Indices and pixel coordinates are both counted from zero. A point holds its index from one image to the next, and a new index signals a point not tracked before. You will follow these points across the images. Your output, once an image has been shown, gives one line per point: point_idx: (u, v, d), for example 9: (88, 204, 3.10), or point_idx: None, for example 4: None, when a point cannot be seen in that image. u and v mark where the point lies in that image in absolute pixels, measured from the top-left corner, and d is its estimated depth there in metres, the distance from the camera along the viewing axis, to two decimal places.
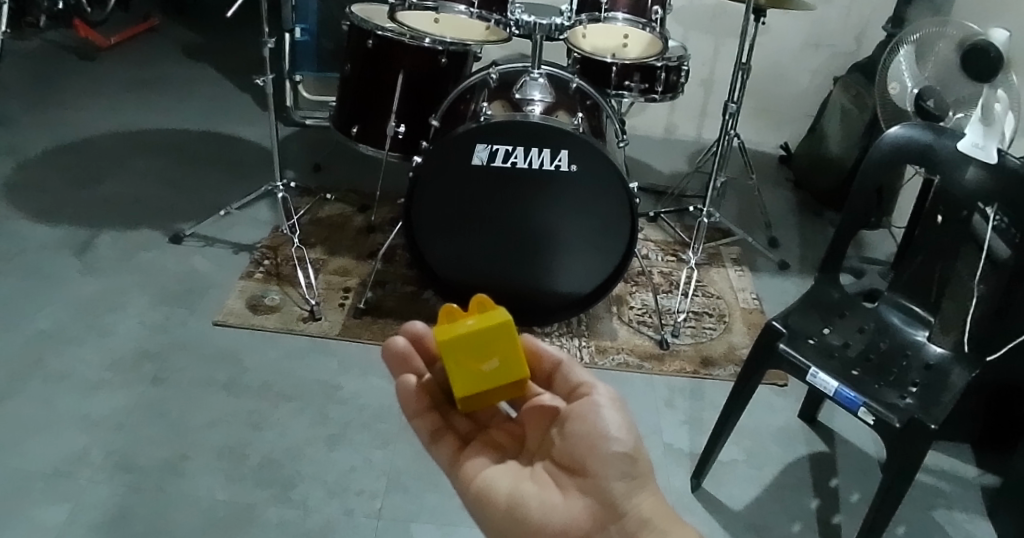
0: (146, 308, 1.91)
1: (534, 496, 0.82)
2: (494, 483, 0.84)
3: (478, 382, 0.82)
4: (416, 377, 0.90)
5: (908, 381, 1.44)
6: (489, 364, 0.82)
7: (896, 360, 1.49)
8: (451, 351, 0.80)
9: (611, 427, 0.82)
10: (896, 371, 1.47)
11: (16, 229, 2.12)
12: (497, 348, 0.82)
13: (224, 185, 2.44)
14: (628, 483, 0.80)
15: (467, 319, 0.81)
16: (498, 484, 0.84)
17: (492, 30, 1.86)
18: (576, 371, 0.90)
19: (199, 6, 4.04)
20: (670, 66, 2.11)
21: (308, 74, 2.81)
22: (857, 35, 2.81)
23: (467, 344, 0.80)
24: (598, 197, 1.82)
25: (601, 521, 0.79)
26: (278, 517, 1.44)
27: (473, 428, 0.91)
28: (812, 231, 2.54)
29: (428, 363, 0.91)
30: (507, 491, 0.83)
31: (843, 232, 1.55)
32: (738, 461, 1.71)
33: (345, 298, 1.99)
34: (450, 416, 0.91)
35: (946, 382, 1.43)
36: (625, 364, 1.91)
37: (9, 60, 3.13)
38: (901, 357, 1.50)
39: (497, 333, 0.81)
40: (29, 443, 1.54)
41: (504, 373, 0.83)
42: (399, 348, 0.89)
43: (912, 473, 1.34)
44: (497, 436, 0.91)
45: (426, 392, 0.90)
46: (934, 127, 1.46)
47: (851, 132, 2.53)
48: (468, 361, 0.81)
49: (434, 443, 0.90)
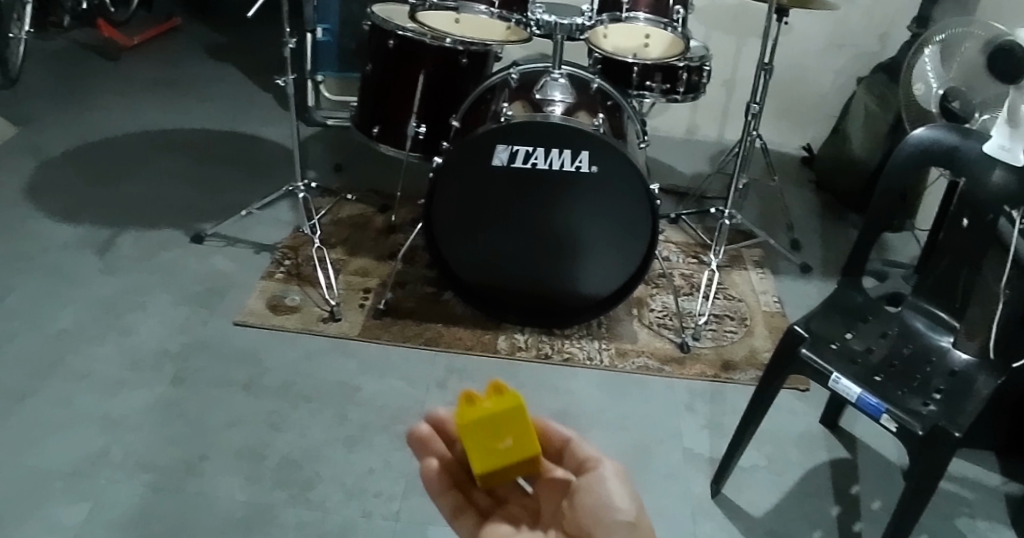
0: (167, 308, 1.91)
1: None
2: None
3: (493, 463, 0.77)
4: (438, 459, 0.85)
5: (932, 388, 1.41)
6: (504, 443, 0.77)
7: (920, 367, 1.46)
8: (467, 434, 0.76)
9: (618, 499, 0.78)
10: (920, 378, 1.43)
11: (39, 228, 2.13)
12: (512, 427, 0.77)
13: (245, 185, 2.44)
14: None
15: (484, 400, 0.78)
16: None
17: (513, 30, 1.83)
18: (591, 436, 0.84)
19: (221, 6, 4.06)
20: (691, 66, 2.08)
21: (329, 74, 2.79)
22: (881, 35, 2.78)
23: (484, 424, 0.76)
24: (619, 197, 1.79)
25: None
26: (295, 519, 1.43)
27: (492, 503, 0.85)
28: (834, 233, 2.50)
29: (450, 444, 0.86)
30: None
31: (868, 234, 1.52)
32: (758, 467, 1.69)
33: (365, 299, 1.99)
34: (471, 491, 0.85)
35: (970, 391, 1.40)
36: (645, 367, 1.89)
37: (34, 60, 3.16)
38: (924, 364, 1.47)
39: (514, 413, 0.77)
40: (49, 442, 1.54)
41: (519, 453, 0.77)
42: (422, 432, 0.85)
43: (937, 480, 1.31)
44: (516, 512, 0.85)
45: (447, 472, 0.85)
46: (961, 129, 1.44)
47: (875, 134, 2.50)
48: (486, 440, 0.77)
49: (455, 521, 0.84)
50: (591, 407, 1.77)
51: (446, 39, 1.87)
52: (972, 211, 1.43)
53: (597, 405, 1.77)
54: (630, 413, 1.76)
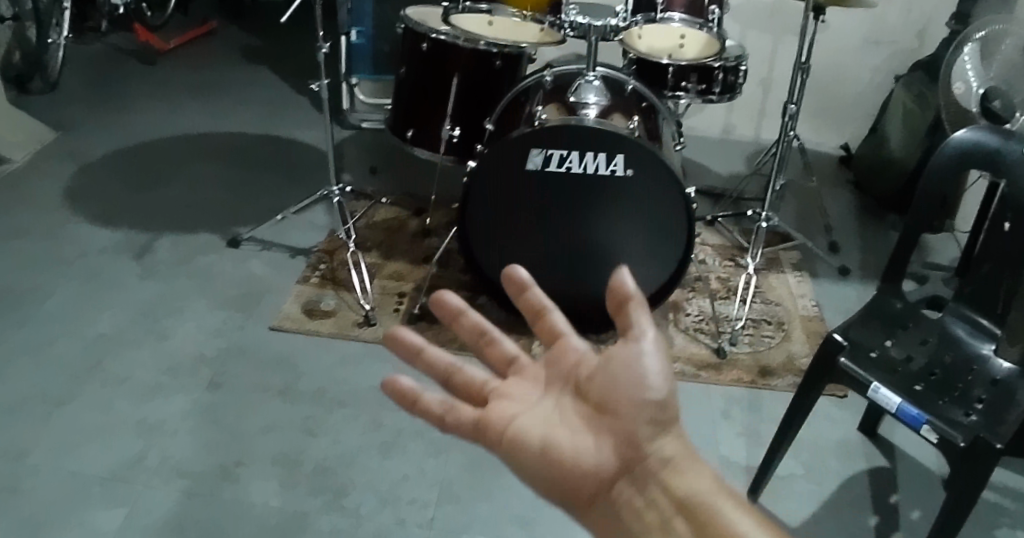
0: (204, 313, 1.91)
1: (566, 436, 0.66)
2: (525, 428, 0.68)
3: None
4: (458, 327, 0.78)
5: (973, 397, 1.35)
6: None
7: (962, 375, 1.40)
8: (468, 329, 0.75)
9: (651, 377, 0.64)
10: (961, 386, 1.37)
11: (79, 233, 2.15)
12: None
13: (279, 189, 2.45)
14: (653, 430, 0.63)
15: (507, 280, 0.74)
16: (530, 428, 0.68)
17: (546, 32, 1.85)
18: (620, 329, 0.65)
19: (256, 10, 4.08)
20: (727, 66, 2.02)
21: (364, 77, 2.82)
22: (919, 32, 2.72)
23: None
24: (654, 201, 1.76)
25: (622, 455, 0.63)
26: (329, 525, 1.42)
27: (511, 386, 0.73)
28: (872, 235, 2.45)
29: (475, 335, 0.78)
30: (539, 437, 0.67)
31: (906, 240, 1.48)
32: (796, 476, 1.65)
33: (400, 304, 1.98)
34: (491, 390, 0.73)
35: (1013, 399, 1.34)
36: (681, 373, 1.86)
37: (74, 66, 3.20)
38: (965, 372, 1.41)
39: None
40: (88, 447, 1.54)
41: None
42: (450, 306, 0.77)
43: (980, 492, 1.27)
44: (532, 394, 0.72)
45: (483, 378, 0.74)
46: (1003, 130, 1.35)
47: (914, 132, 2.45)
48: None
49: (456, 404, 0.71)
50: None
51: (480, 42, 1.85)
52: (1014, 215, 1.38)
53: None
54: None
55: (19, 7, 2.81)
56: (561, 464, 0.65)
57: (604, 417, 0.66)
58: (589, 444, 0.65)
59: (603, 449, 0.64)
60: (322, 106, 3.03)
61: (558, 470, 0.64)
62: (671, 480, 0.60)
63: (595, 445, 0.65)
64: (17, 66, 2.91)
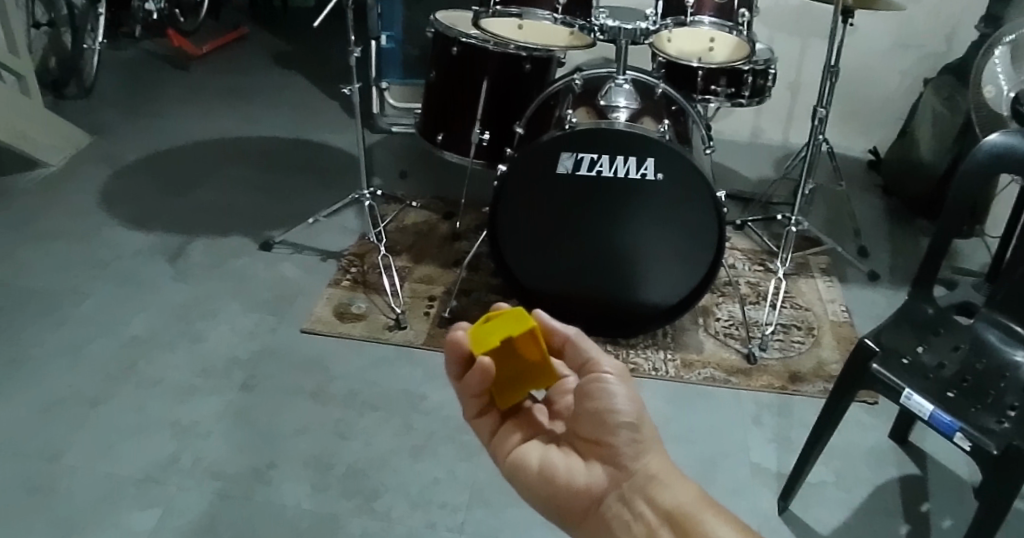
0: (237, 315, 1.92)
1: (561, 460, 0.78)
2: (526, 453, 0.80)
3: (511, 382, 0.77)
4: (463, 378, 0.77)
5: (1007, 405, 1.31)
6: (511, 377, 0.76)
7: (996, 384, 1.34)
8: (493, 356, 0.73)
9: (620, 402, 0.76)
10: (995, 395, 1.32)
11: (113, 236, 2.18)
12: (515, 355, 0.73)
13: (310, 192, 2.46)
14: (634, 448, 0.76)
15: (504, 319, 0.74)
16: (530, 453, 0.80)
17: (576, 36, 1.81)
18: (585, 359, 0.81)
19: (286, 14, 4.12)
20: (756, 70, 2.02)
21: (394, 81, 2.84)
22: (948, 34, 2.69)
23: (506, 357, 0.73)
24: (684, 205, 1.75)
25: (612, 478, 0.75)
26: (361, 528, 1.42)
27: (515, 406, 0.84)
28: (903, 240, 2.43)
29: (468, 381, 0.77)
30: (538, 461, 0.79)
31: (939, 244, 1.39)
32: (826, 483, 1.61)
33: (430, 308, 1.98)
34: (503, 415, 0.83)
35: None
36: (711, 378, 1.84)
37: (107, 71, 3.25)
38: (1000, 381, 1.34)
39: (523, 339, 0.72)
40: (123, 447, 1.55)
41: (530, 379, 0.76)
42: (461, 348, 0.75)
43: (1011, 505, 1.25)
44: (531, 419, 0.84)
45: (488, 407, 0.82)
46: None
47: (943, 136, 2.43)
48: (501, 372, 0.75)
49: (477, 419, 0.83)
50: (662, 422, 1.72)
51: (509, 45, 1.84)
52: None
53: (663, 417, 1.73)
54: (699, 426, 1.72)
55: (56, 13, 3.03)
56: (558, 489, 0.77)
57: (594, 446, 0.77)
58: (581, 465, 0.77)
59: (594, 469, 0.77)
60: (352, 110, 3.05)
61: (555, 487, 0.77)
62: (654, 493, 0.73)
63: (586, 466, 0.77)
64: (54, 72, 3.05)
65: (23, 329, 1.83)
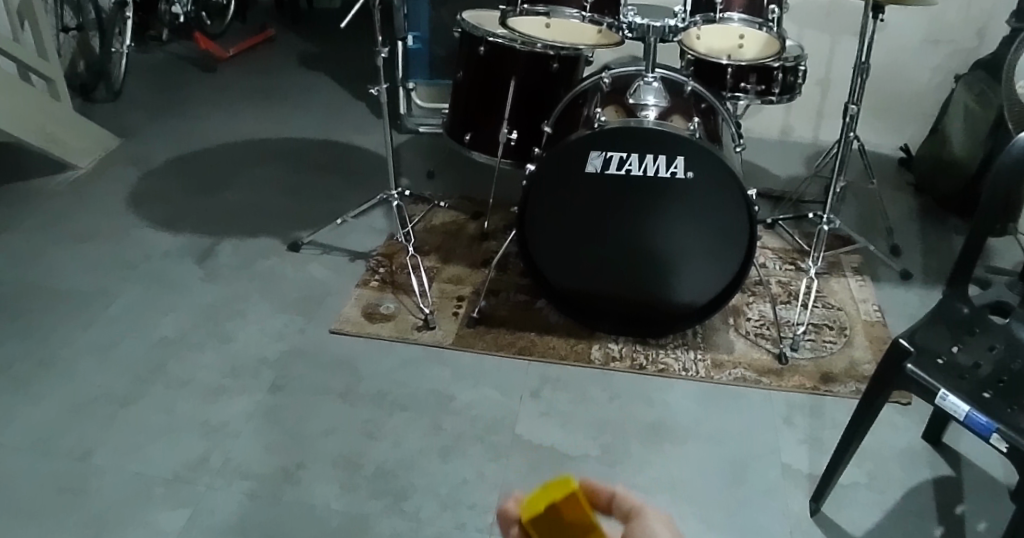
0: (266, 316, 1.93)
1: None
2: None
3: None
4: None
5: None
6: None
7: None
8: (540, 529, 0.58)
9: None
10: None
11: (143, 237, 2.20)
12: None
13: (337, 193, 2.46)
14: None
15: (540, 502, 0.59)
16: None
17: (604, 34, 1.76)
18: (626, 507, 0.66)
19: (312, 16, 4.14)
20: (787, 66, 2.00)
21: (421, 82, 2.85)
22: (979, 29, 2.64)
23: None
24: (714, 203, 1.72)
25: None
26: (391, 528, 1.42)
27: None
28: (936, 238, 2.38)
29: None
30: None
31: (975, 243, 1.35)
32: (859, 485, 1.57)
33: (458, 308, 1.97)
34: None
35: None
36: (742, 378, 1.82)
37: (137, 74, 3.29)
38: None
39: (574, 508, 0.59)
40: (153, 447, 1.56)
41: None
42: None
43: None
44: None
45: None
46: None
47: (976, 132, 2.38)
48: None
49: None
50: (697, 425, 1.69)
51: (538, 44, 1.84)
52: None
53: (694, 417, 1.71)
54: (732, 427, 1.69)
55: (84, 17, 3.08)
56: None
57: None
58: None
59: None
60: (378, 111, 3.05)
61: None
62: None
63: None
64: (82, 76, 3.10)
65: (55, 329, 1.85)
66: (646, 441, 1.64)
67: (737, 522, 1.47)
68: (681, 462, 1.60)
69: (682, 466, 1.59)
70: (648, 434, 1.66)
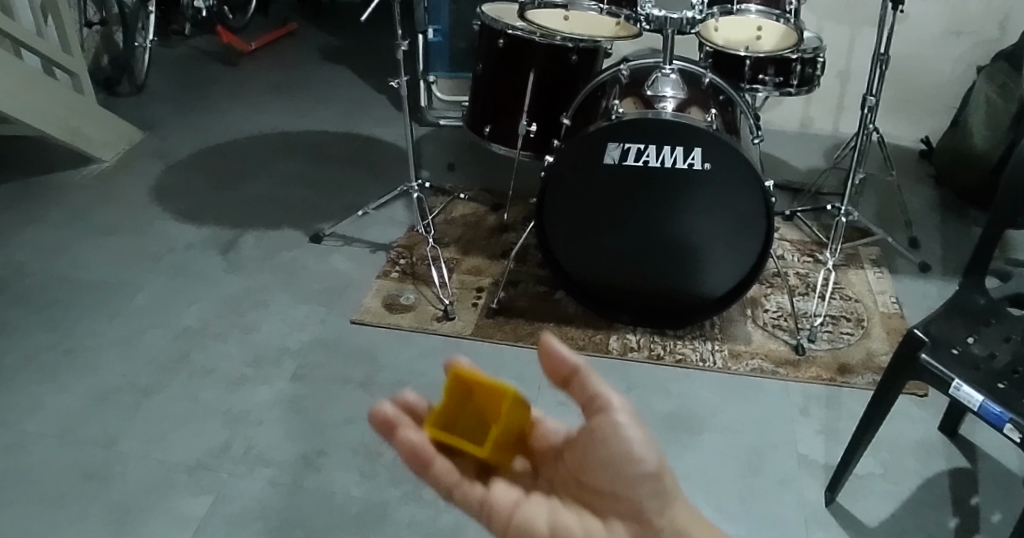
0: (287, 307, 1.95)
1: (577, 525, 0.68)
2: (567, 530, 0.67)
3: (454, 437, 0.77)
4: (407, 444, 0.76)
5: None
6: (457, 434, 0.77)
7: None
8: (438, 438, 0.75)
9: (639, 448, 0.65)
10: None
11: (166, 229, 2.24)
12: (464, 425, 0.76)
13: (358, 185, 2.49)
14: (661, 503, 0.66)
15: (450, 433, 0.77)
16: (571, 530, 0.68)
17: (621, 26, 1.78)
18: (591, 394, 0.65)
19: (334, 9, 4.16)
20: (805, 58, 1.96)
21: (441, 75, 2.87)
22: (1000, 21, 2.63)
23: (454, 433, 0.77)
24: (732, 193, 1.72)
25: None
26: (409, 516, 1.44)
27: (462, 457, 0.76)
28: (955, 231, 2.37)
29: None
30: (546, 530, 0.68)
31: (990, 233, 1.37)
32: (874, 475, 1.58)
33: (478, 298, 2.00)
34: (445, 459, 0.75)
35: None
36: (759, 370, 1.82)
37: (160, 68, 3.34)
38: None
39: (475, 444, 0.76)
40: (176, 434, 1.60)
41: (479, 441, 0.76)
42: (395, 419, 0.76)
43: None
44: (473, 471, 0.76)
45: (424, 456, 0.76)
46: None
47: (996, 124, 2.38)
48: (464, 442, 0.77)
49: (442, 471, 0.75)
50: (717, 417, 1.70)
51: (557, 37, 1.84)
52: None
53: (711, 408, 1.72)
54: (747, 418, 1.70)
55: (107, 12, 3.16)
56: None
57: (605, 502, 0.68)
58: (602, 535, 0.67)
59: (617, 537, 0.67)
60: (399, 103, 3.08)
61: None
62: None
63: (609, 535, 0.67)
64: (105, 69, 3.15)
65: (80, 320, 1.89)
66: (664, 432, 1.65)
67: (750, 512, 1.49)
68: (698, 452, 1.61)
69: (698, 458, 1.60)
70: (664, 425, 1.67)
